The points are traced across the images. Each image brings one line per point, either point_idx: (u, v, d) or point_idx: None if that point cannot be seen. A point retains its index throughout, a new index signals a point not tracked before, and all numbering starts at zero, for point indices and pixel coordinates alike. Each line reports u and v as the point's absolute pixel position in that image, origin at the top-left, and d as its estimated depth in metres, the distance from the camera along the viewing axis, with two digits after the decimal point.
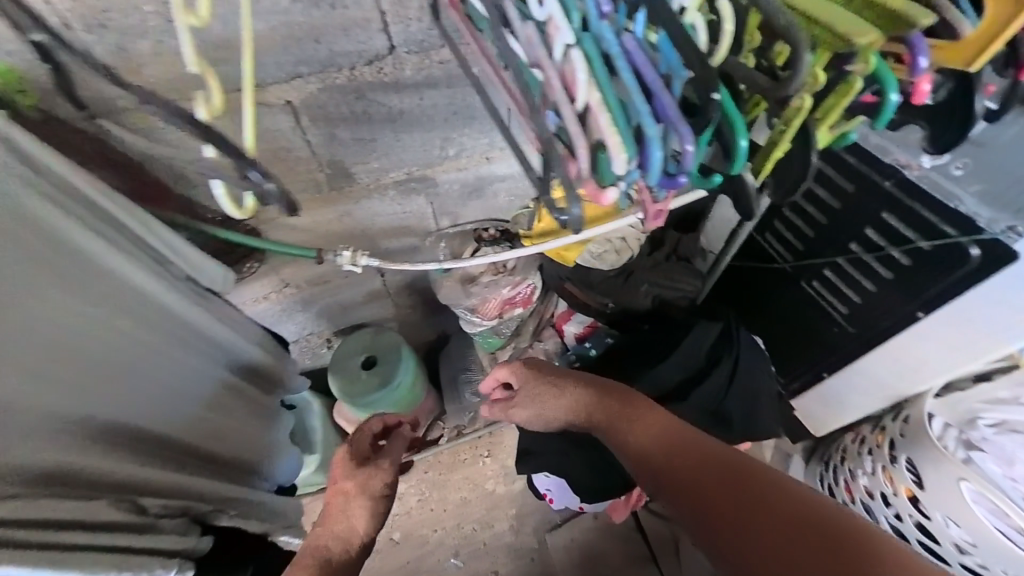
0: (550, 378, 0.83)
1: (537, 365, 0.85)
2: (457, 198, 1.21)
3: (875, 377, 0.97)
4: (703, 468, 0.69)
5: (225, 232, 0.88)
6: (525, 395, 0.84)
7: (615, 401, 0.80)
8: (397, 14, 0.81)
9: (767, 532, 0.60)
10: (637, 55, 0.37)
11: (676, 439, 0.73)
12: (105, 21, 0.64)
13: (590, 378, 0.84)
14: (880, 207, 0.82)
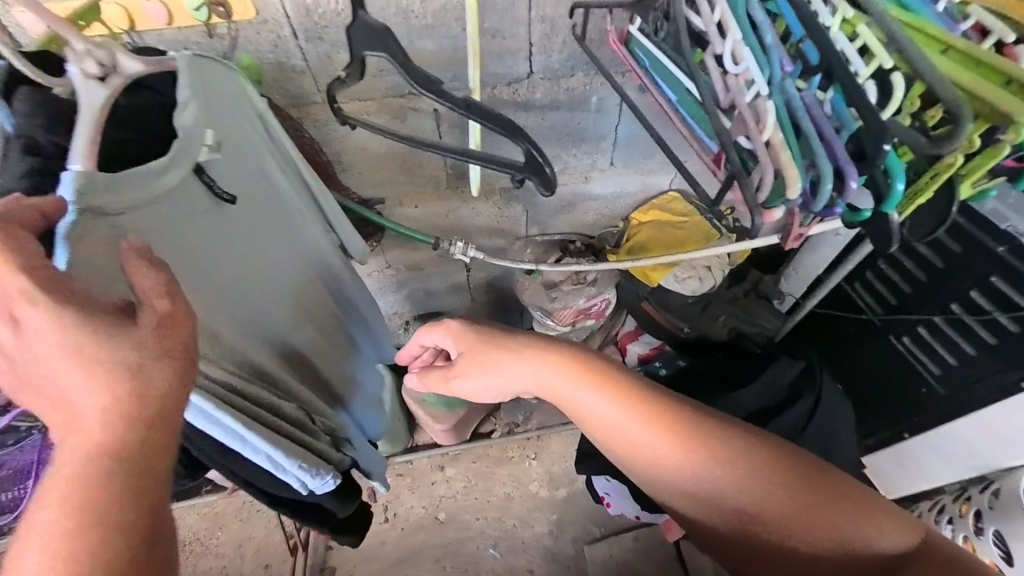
0: (482, 343, 0.69)
1: (478, 329, 0.70)
2: (550, 210, 1.29)
3: (965, 445, 0.93)
4: (661, 444, 0.58)
5: (358, 205, 0.98)
6: (468, 365, 0.70)
7: (559, 385, 0.63)
8: (544, 45, 0.89)
9: (708, 485, 0.57)
10: (814, 107, 0.40)
11: (635, 413, 0.60)
12: (321, 32, 0.81)
13: (536, 348, 0.66)
14: (989, 270, 0.81)
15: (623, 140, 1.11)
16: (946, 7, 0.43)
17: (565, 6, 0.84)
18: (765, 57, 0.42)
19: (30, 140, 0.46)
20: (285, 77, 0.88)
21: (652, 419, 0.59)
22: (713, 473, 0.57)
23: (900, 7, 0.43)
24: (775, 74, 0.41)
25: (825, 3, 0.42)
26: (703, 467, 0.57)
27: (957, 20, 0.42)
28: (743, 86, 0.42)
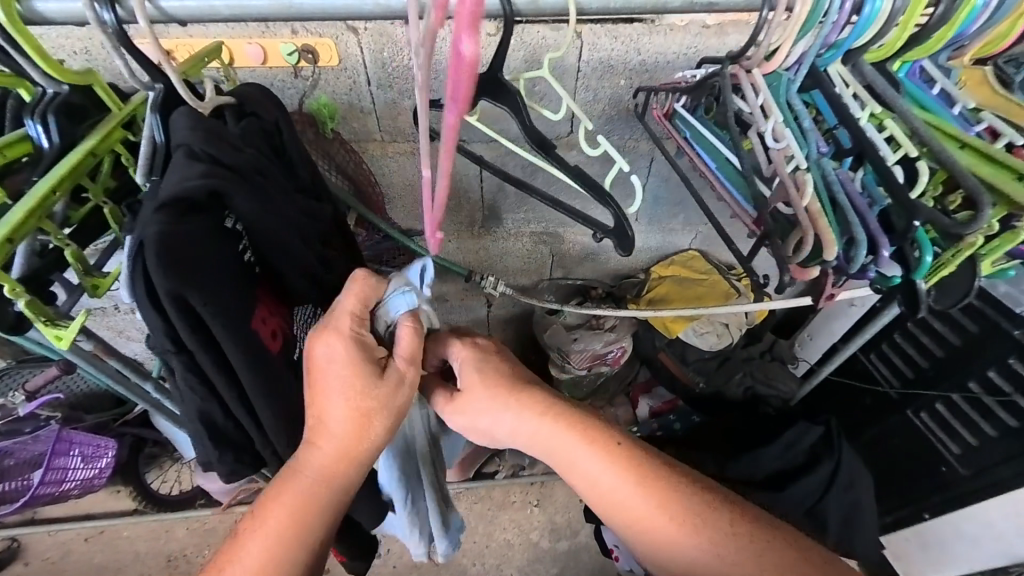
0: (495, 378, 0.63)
1: (484, 368, 0.64)
2: (576, 257, 1.35)
3: (991, 532, 0.91)
4: (630, 502, 0.57)
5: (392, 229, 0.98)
6: (466, 401, 0.63)
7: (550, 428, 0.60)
8: (590, 110, 0.98)
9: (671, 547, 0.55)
10: (846, 185, 0.46)
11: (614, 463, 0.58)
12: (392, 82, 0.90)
13: (531, 402, 0.62)
14: (1006, 352, 0.84)
15: (651, 199, 1.18)
16: (961, 112, 0.49)
17: (612, 79, 0.92)
18: (805, 139, 0.48)
19: (188, 149, 0.50)
20: (354, 116, 0.96)
21: (630, 471, 0.58)
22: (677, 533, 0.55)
23: (920, 108, 0.50)
24: (811, 154, 0.47)
25: (855, 99, 0.49)
26: (675, 530, 0.55)
27: (970, 123, 0.49)
28: (784, 159, 0.48)
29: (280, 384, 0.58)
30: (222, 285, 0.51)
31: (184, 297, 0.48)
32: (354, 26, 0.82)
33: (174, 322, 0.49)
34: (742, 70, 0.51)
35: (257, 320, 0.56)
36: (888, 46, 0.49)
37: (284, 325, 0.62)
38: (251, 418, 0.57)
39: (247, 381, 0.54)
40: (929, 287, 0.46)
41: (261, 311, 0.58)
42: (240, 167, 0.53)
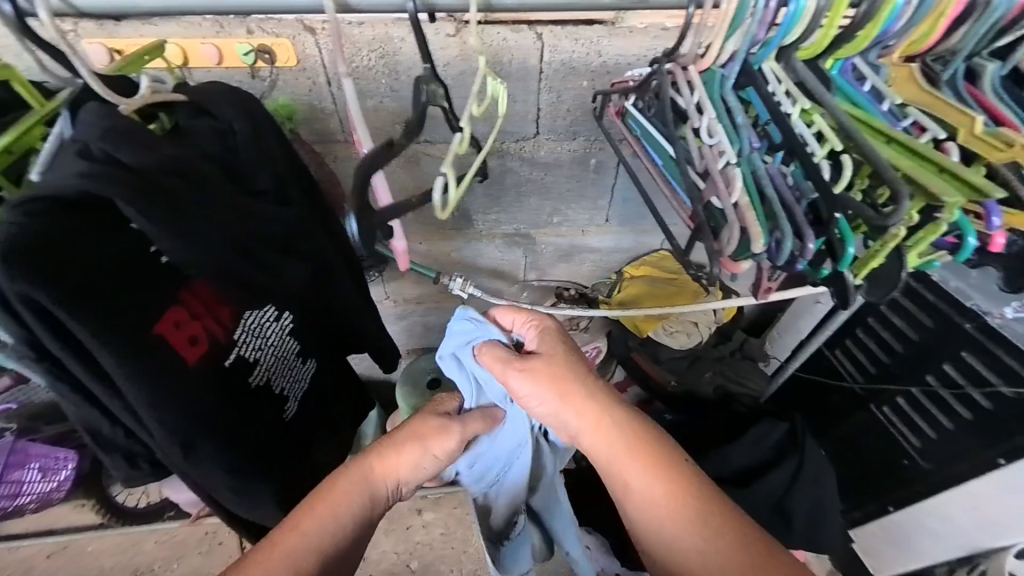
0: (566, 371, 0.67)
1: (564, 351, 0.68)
2: (550, 258, 1.34)
3: (953, 525, 0.92)
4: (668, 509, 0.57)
5: None
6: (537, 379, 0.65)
7: (602, 414, 0.63)
8: (554, 111, 0.98)
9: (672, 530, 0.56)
10: (775, 180, 0.46)
11: (644, 450, 0.60)
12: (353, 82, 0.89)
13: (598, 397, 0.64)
14: (959, 346, 0.85)
15: (621, 199, 1.18)
16: (890, 108, 0.50)
17: (574, 80, 0.93)
18: (738, 135, 0.48)
19: (85, 146, 0.49)
20: (316, 117, 0.94)
21: (656, 470, 0.58)
22: (676, 511, 0.57)
23: (852, 105, 0.50)
24: (743, 148, 0.47)
25: (788, 96, 0.49)
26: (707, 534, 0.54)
27: (898, 118, 0.50)
28: (716, 155, 0.48)
29: (174, 395, 0.55)
30: (98, 286, 0.49)
31: (32, 297, 0.45)
32: (312, 26, 0.81)
33: (29, 324, 0.46)
34: (678, 67, 0.51)
35: (164, 324, 0.54)
36: (817, 44, 0.49)
37: (210, 330, 0.59)
38: (135, 421, 0.55)
39: (128, 389, 0.52)
40: (858, 280, 0.46)
41: (174, 316, 0.55)
42: (139, 168, 0.50)
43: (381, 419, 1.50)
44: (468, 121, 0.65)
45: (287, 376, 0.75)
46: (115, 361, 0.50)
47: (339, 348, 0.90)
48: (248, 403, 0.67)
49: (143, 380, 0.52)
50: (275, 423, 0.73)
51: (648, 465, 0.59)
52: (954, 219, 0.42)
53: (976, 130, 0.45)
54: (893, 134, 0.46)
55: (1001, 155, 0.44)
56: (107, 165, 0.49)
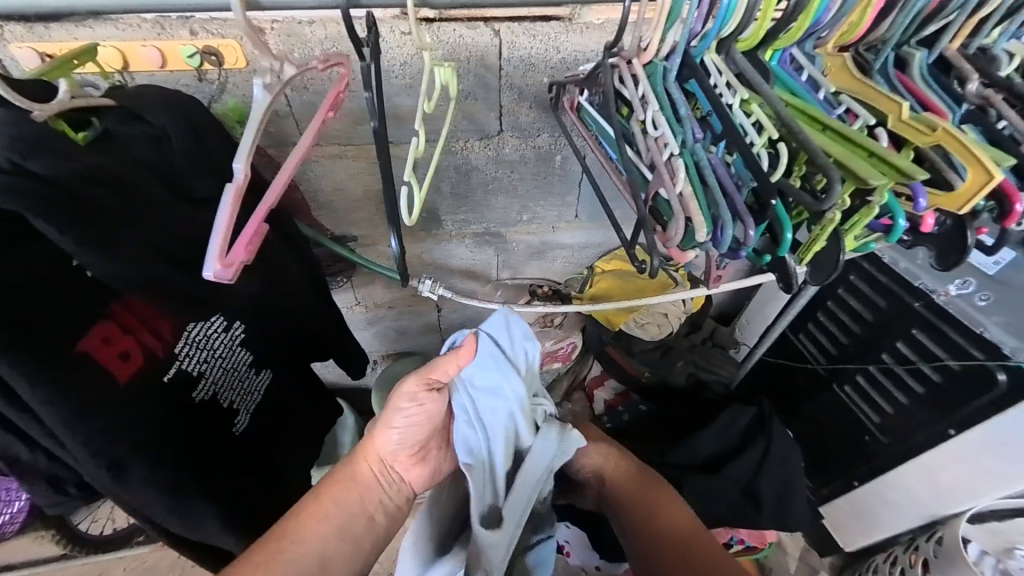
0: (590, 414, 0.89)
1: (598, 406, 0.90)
2: (522, 256, 1.33)
3: (911, 495, 0.96)
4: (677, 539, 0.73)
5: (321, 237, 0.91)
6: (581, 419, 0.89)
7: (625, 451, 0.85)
8: (515, 109, 0.97)
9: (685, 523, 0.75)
10: (717, 170, 0.47)
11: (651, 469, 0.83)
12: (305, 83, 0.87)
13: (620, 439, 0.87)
14: (910, 325, 0.89)
15: (589, 195, 1.19)
16: (825, 96, 0.52)
17: (534, 77, 0.92)
18: (682, 126, 0.49)
19: None
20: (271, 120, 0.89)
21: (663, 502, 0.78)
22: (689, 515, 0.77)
23: (791, 94, 0.52)
24: (686, 140, 0.48)
25: (729, 87, 0.50)
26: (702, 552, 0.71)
27: (833, 106, 0.51)
28: (660, 147, 0.48)
29: (99, 415, 0.54)
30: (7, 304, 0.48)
31: None
32: (260, 25, 0.79)
33: None
34: (623, 61, 0.52)
35: (90, 340, 0.54)
36: (754, 35, 0.51)
37: (144, 344, 0.59)
38: (57, 443, 0.54)
39: (42, 410, 0.51)
40: (801, 265, 0.48)
41: (102, 333, 0.55)
42: (54, 180, 0.48)
43: (359, 426, 1.47)
44: (419, 124, 0.61)
45: (238, 387, 0.74)
46: (30, 386, 0.49)
47: (302, 355, 0.88)
48: (191, 417, 0.66)
49: (60, 402, 0.51)
50: (224, 435, 0.72)
51: (656, 491, 0.80)
52: (884, 201, 0.43)
53: (903, 115, 0.47)
54: (803, 114, 0.49)
55: (925, 139, 0.45)
56: (20, 178, 0.47)
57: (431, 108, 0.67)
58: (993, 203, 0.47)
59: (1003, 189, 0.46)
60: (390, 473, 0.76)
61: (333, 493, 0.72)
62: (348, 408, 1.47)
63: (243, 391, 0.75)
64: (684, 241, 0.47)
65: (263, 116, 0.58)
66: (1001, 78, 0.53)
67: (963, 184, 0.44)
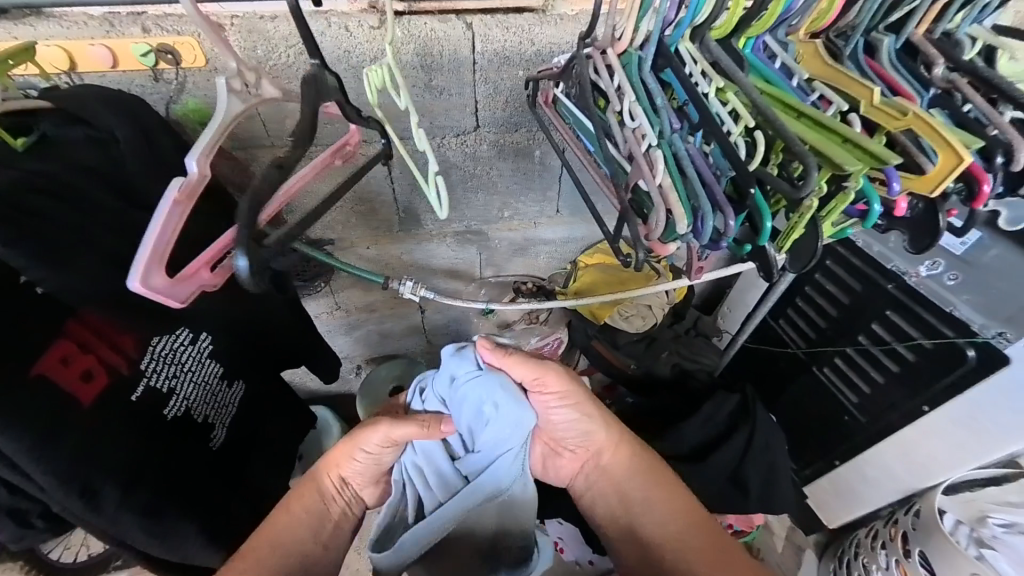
0: (567, 393, 0.72)
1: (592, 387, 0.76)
2: (505, 253, 1.31)
3: (889, 471, 0.99)
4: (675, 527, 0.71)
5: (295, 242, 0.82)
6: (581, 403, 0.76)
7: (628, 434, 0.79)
8: (491, 104, 0.95)
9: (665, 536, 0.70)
10: (696, 159, 0.47)
11: (646, 467, 0.77)
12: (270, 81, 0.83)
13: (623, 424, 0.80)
14: (884, 306, 0.91)
15: (569, 189, 1.18)
16: (799, 83, 0.52)
17: (509, 70, 0.90)
18: (658, 117, 0.48)
19: None
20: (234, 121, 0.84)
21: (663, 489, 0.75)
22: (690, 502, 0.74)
23: (765, 82, 0.52)
24: (663, 130, 0.47)
25: (704, 76, 0.50)
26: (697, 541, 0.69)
27: (807, 93, 0.51)
28: (638, 138, 0.48)
29: (63, 439, 0.52)
30: None
31: None
32: (218, 21, 0.74)
33: None
34: (597, 51, 0.52)
35: (48, 361, 0.51)
36: (727, 23, 0.50)
37: (107, 361, 0.57)
38: (26, 478, 0.51)
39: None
40: (781, 253, 0.48)
41: (61, 352, 0.52)
42: None
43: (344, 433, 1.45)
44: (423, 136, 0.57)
45: (211, 400, 0.72)
46: None
47: (270, 363, 0.85)
48: (163, 436, 0.64)
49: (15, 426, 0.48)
50: (199, 451, 0.71)
51: (644, 494, 0.75)
52: (860, 186, 0.43)
53: (874, 101, 0.47)
54: (780, 99, 0.49)
55: (898, 124, 0.46)
56: None
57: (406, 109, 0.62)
58: (962, 184, 0.48)
59: (972, 171, 0.46)
60: (347, 490, 0.74)
61: (304, 503, 0.72)
62: (333, 415, 1.44)
63: (214, 403, 0.73)
64: (665, 233, 0.47)
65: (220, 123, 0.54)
66: (966, 62, 0.54)
67: (935, 165, 0.44)
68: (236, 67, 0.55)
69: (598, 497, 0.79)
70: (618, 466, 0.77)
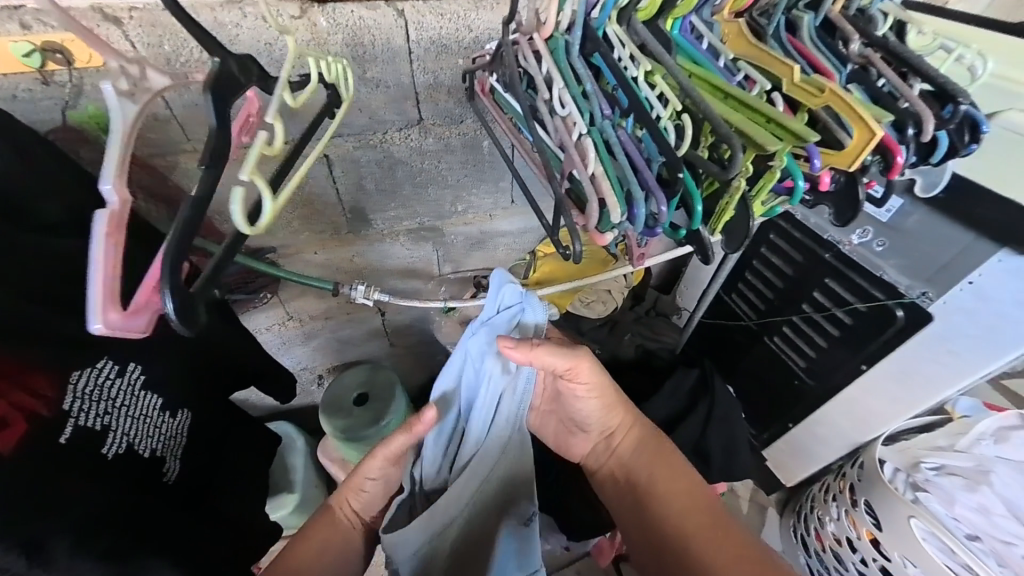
0: (595, 385, 0.75)
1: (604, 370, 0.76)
2: (462, 248, 1.28)
3: (836, 428, 1.06)
4: (673, 497, 0.73)
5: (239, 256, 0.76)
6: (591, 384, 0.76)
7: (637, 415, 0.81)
8: (431, 96, 0.91)
9: (670, 515, 0.72)
10: (627, 146, 0.46)
11: (648, 447, 0.78)
12: None
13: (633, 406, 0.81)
14: (824, 275, 0.96)
15: None
16: (725, 64, 0.52)
17: (448, 59, 0.86)
18: (588, 102, 0.47)
19: None
20: (148, 126, 0.76)
21: (666, 466, 0.76)
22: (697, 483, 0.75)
23: (693, 63, 0.51)
24: (593, 117, 0.46)
25: (632, 59, 0.49)
26: (692, 512, 0.71)
27: (733, 73, 0.52)
28: (568, 126, 0.47)
29: None
30: None
31: None
32: (114, 14, 0.66)
33: None
34: (524, 37, 0.51)
35: None
36: (652, 4, 0.50)
37: (22, 405, 0.51)
38: None
39: None
40: (716, 234, 0.49)
41: None
42: None
43: (310, 447, 1.39)
44: (272, 111, 0.47)
45: (155, 434, 0.67)
46: None
47: (218, 386, 0.80)
48: (101, 478, 0.59)
49: None
50: (149, 488, 0.66)
51: (647, 474, 0.77)
52: (784, 165, 0.44)
53: (795, 79, 0.48)
54: (706, 81, 0.49)
55: (816, 100, 0.47)
56: None
57: (299, 106, 0.54)
58: (878, 156, 0.50)
59: (886, 143, 0.48)
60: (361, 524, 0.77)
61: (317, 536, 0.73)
62: (297, 430, 1.39)
63: (153, 432, 0.67)
64: (600, 222, 0.46)
65: (123, 135, 0.43)
66: (879, 38, 0.56)
67: (851, 140, 0.45)
68: (117, 66, 0.45)
69: (609, 480, 0.82)
70: (626, 447, 0.80)
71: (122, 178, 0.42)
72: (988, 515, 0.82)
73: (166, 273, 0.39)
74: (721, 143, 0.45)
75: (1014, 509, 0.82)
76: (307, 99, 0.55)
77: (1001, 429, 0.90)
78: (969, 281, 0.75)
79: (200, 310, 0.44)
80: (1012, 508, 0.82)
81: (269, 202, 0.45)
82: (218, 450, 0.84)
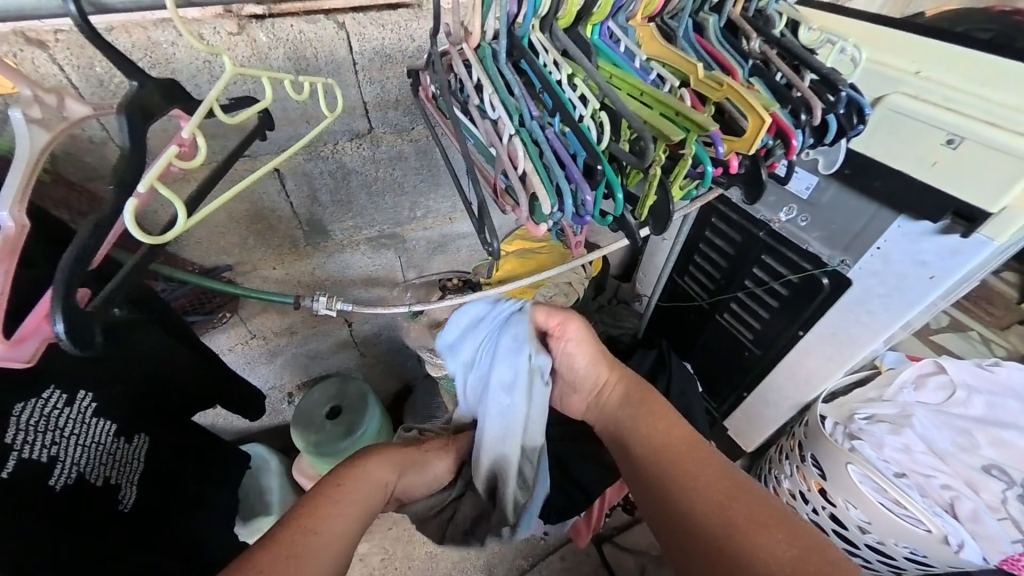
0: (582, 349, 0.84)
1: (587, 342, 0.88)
2: (423, 253, 1.30)
3: (783, 393, 1.15)
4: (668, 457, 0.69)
5: (184, 274, 0.72)
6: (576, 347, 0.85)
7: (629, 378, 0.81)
8: (377, 105, 0.92)
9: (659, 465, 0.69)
10: (553, 143, 0.50)
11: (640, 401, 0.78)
12: None
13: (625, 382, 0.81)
14: (761, 251, 1.04)
15: None
16: (641, 64, 0.57)
17: (391, 68, 0.87)
18: (516, 105, 0.51)
19: None
20: (82, 149, 0.73)
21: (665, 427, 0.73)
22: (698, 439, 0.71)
23: (611, 65, 0.56)
24: (520, 120, 0.50)
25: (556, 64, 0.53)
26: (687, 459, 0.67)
27: (648, 73, 0.57)
28: (498, 128, 0.50)
29: None
30: None
31: None
32: (37, 37, 0.64)
33: None
34: (454, 47, 0.54)
35: None
36: (570, 13, 0.54)
37: None
38: None
39: None
40: (641, 220, 0.53)
41: None
42: None
43: (285, 467, 1.37)
44: (189, 126, 0.45)
45: (109, 461, 0.66)
46: None
47: (174, 412, 0.78)
48: (43, 510, 0.58)
49: None
50: (100, 519, 0.65)
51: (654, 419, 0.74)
52: (692, 153, 0.50)
53: (699, 76, 0.54)
54: (624, 80, 0.54)
55: (717, 94, 0.52)
56: None
57: (235, 122, 0.54)
58: (780, 141, 0.56)
59: (783, 129, 0.54)
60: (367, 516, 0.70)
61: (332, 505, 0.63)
62: (269, 450, 1.36)
63: (104, 459, 0.65)
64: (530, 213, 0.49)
65: (27, 165, 0.45)
66: (775, 36, 0.63)
67: (749, 126, 0.51)
68: (30, 95, 0.46)
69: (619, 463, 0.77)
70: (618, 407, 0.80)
71: (21, 204, 0.44)
72: (910, 453, 0.91)
73: (57, 291, 0.41)
74: (643, 138, 0.48)
75: (932, 444, 0.93)
76: (248, 116, 0.55)
77: (919, 377, 1.02)
78: (878, 246, 0.85)
79: (96, 332, 0.46)
80: (930, 445, 0.93)
81: (180, 218, 0.45)
82: (174, 476, 0.81)
